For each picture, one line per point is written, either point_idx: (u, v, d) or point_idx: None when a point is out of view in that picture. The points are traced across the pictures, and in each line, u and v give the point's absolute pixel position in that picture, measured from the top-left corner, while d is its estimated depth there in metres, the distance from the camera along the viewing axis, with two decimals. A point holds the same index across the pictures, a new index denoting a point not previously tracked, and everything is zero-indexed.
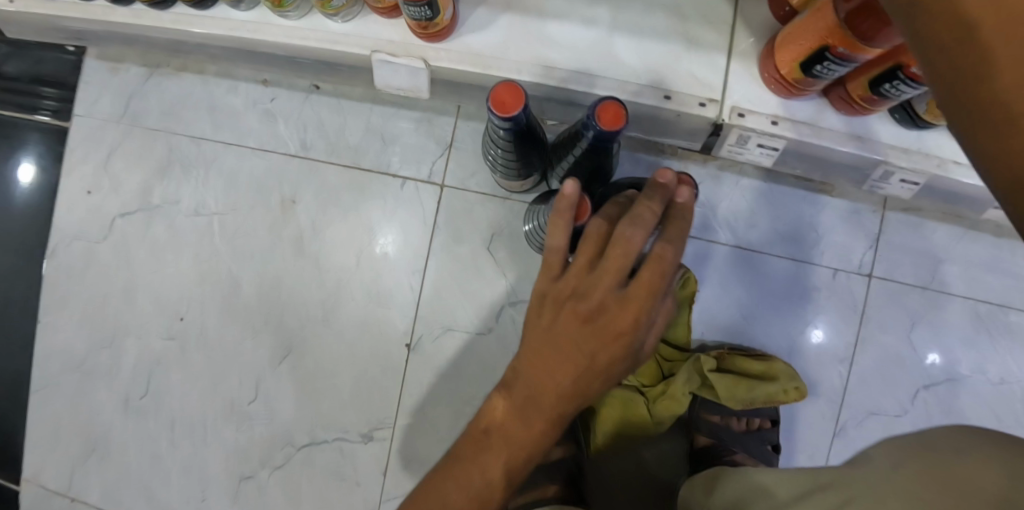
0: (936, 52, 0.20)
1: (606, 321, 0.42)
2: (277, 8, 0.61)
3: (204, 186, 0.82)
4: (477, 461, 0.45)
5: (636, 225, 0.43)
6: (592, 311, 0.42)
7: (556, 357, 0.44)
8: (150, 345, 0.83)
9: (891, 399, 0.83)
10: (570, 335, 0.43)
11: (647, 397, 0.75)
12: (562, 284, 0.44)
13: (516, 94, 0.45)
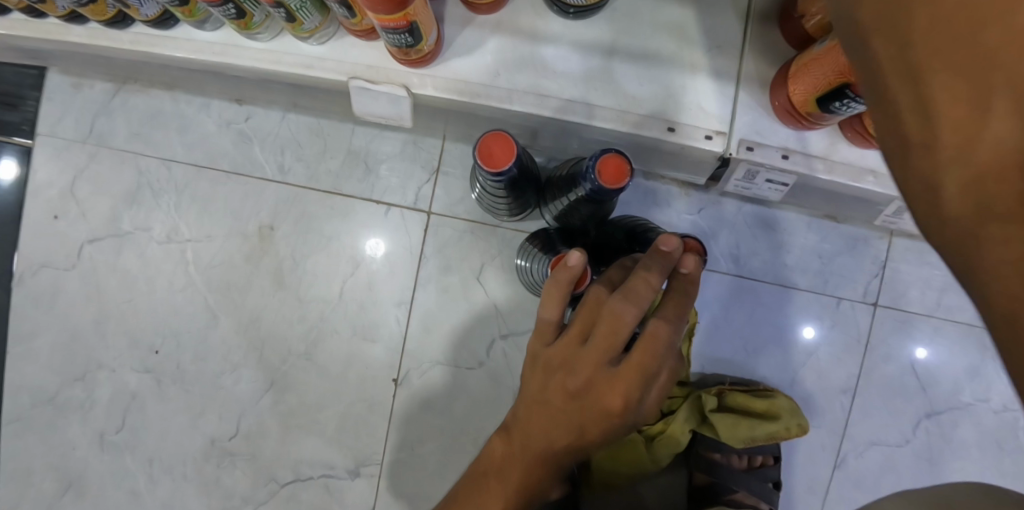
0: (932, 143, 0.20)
1: (594, 398, 0.40)
2: (245, 30, 0.56)
3: (177, 212, 0.77)
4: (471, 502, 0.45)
5: (630, 301, 0.41)
6: (580, 387, 0.41)
7: (546, 422, 0.43)
8: (124, 378, 0.79)
9: (894, 428, 0.81)
10: (556, 405, 0.42)
11: (645, 435, 0.71)
12: (552, 351, 0.43)
13: (508, 146, 0.42)
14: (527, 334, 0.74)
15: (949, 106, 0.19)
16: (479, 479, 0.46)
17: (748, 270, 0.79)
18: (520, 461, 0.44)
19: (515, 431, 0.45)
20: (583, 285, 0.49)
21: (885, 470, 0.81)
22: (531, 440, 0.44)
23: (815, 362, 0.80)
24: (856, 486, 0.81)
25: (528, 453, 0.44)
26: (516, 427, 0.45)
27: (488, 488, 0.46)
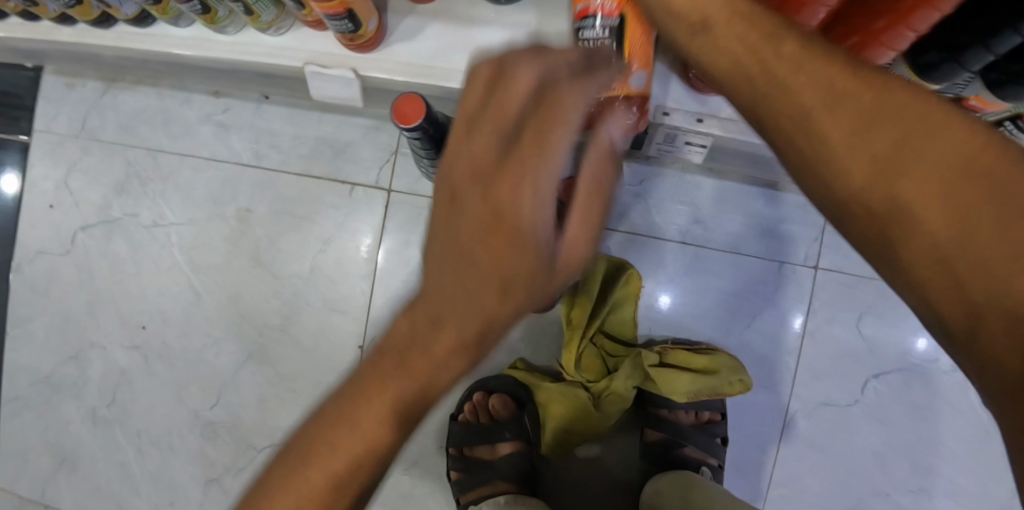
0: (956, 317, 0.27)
1: (524, 226, 0.32)
2: (211, 24, 0.63)
3: (161, 199, 0.84)
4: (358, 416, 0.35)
5: (576, 83, 0.30)
6: (510, 209, 0.31)
7: (462, 274, 0.33)
8: (114, 355, 0.85)
9: (842, 389, 0.85)
10: (474, 246, 0.32)
11: (592, 392, 0.75)
12: (469, 170, 0.32)
13: (418, 106, 0.47)
14: None
15: (955, 295, 0.26)
16: (359, 388, 0.35)
17: (693, 239, 0.83)
18: (429, 339, 0.34)
19: (415, 313, 0.35)
20: None
21: (837, 430, 0.85)
22: (433, 322, 0.34)
23: (761, 325, 0.84)
24: (805, 444, 0.86)
25: (430, 341, 0.34)
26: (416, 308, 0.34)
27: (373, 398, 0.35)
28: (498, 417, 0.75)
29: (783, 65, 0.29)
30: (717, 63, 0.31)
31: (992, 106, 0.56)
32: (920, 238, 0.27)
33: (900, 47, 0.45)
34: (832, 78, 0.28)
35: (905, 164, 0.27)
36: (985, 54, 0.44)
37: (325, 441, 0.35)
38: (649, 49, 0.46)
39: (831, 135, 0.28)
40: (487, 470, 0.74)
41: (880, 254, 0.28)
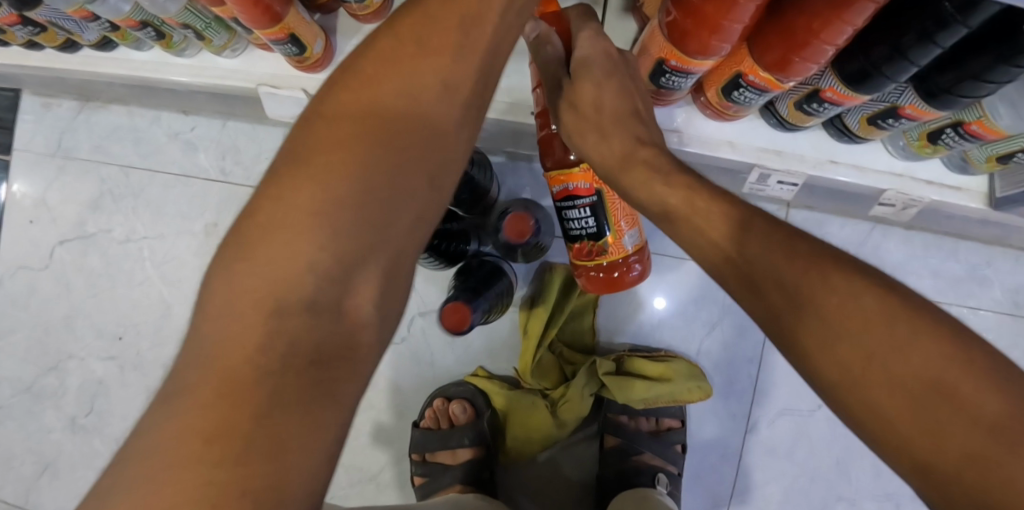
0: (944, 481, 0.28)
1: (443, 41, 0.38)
2: (167, 48, 0.65)
3: (133, 215, 0.87)
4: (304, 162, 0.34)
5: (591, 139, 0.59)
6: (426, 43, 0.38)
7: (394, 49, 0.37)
8: (91, 366, 0.88)
9: (806, 396, 0.80)
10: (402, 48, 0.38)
11: (549, 400, 0.76)
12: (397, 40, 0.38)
13: None
14: None
15: (943, 452, 0.29)
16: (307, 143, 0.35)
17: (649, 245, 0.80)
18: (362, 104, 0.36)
19: (351, 74, 0.38)
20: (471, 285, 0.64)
21: (798, 439, 0.81)
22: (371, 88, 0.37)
23: (721, 333, 0.80)
24: (762, 456, 0.81)
25: (401, 105, 0.37)
26: (354, 67, 0.38)
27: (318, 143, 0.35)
28: (456, 423, 0.77)
29: (749, 267, 0.38)
30: (682, 242, 0.44)
31: (929, 114, 0.51)
32: (900, 398, 0.30)
33: (821, 61, 0.44)
34: (817, 282, 0.35)
35: (883, 374, 0.31)
36: (906, 66, 0.44)
37: (296, 177, 0.34)
38: (633, 211, 0.57)
39: (808, 332, 0.34)
40: (445, 475, 0.76)
41: (866, 421, 0.32)
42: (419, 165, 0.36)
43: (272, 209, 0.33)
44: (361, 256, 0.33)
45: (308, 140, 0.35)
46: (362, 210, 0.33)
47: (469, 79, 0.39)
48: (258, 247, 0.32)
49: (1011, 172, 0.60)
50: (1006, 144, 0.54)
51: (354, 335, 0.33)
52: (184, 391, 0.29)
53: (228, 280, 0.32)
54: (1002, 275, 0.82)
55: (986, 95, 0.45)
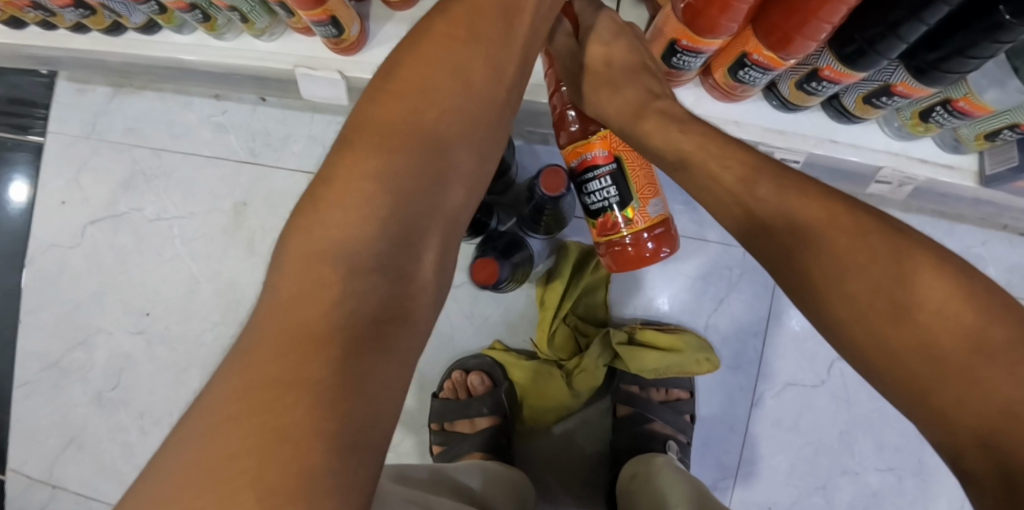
0: (954, 406, 0.33)
1: (472, 74, 0.46)
2: (210, 31, 0.70)
3: (164, 195, 0.91)
4: (348, 172, 0.41)
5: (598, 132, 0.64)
6: (457, 72, 0.46)
7: (423, 78, 0.45)
8: (119, 341, 0.91)
9: (809, 370, 0.85)
10: (427, 74, 0.45)
11: (564, 370, 0.81)
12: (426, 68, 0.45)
13: None
14: (462, 288, 0.85)
15: (949, 382, 0.33)
16: (353, 156, 0.42)
17: None
18: (398, 126, 0.43)
19: (387, 95, 0.44)
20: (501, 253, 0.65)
21: (802, 409, 0.85)
22: (407, 109, 0.44)
23: (728, 310, 0.85)
24: (773, 428, 0.84)
25: (429, 130, 0.44)
26: (405, 63, 0.46)
27: (357, 157, 0.42)
28: (475, 393, 0.80)
29: (772, 214, 0.41)
30: (703, 197, 0.47)
31: (920, 91, 0.57)
32: (917, 339, 0.35)
33: (821, 39, 0.49)
34: (844, 232, 0.38)
35: (899, 319, 0.35)
36: (898, 43, 0.48)
37: (358, 154, 0.42)
38: (651, 181, 0.61)
39: (829, 281, 0.38)
40: (464, 444, 0.79)
41: (877, 361, 0.36)
42: (460, 152, 0.45)
43: (337, 184, 0.41)
44: (416, 225, 0.42)
45: (363, 127, 0.43)
46: (417, 185, 0.42)
47: (501, 78, 0.48)
48: (328, 214, 0.40)
49: (997, 149, 0.65)
50: (993, 121, 0.59)
51: (410, 290, 0.40)
52: (263, 334, 0.36)
53: (303, 240, 0.39)
54: (991, 254, 0.87)
55: (971, 70, 0.50)
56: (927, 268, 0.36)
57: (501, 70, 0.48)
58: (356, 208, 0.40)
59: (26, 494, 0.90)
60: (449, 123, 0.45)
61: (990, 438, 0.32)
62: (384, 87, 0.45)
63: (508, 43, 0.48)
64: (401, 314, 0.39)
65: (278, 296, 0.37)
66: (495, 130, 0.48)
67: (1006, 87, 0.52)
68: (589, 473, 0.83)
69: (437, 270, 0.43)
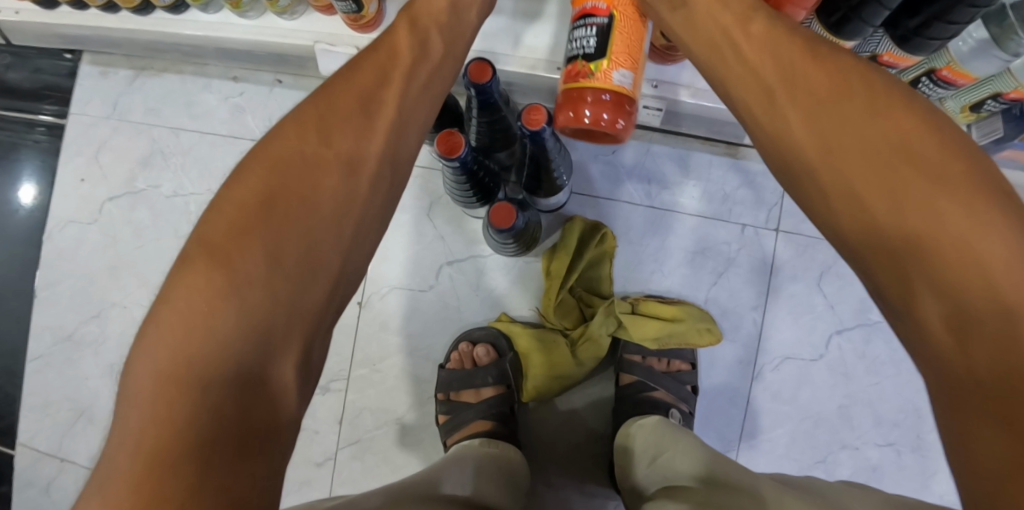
0: (968, 324, 0.33)
1: (323, 173, 0.46)
2: (235, 9, 0.73)
3: (181, 172, 0.94)
4: (189, 284, 0.41)
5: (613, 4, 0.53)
6: (307, 172, 0.45)
7: (272, 178, 0.45)
8: (133, 313, 0.93)
9: (807, 345, 0.87)
10: (272, 173, 0.45)
11: (569, 339, 0.83)
12: (279, 164, 0.45)
13: (485, 70, 0.58)
14: (469, 261, 0.88)
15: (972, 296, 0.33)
16: (198, 265, 0.42)
17: (660, 202, 0.88)
18: (240, 235, 0.42)
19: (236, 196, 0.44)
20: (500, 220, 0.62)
21: (801, 382, 0.87)
22: (257, 211, 0.43)
23: (727, 284, 0.87)
24: (773, 401, 0.87)
25: (271, 232, 0.43)
26: (253, 170, 0.45)
27: (198, 270, 0.41)
28: (481, 364, 0.82)
29: (827, 115, 0.41)
30: (749, 94, 0.46)
31: (904, 59, 0.62)
32: (948, 247, 0.35)
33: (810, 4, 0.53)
34: (900, 144, 0.38)
35: (890, 178, 0.37)
36: (880, 9, 0.54)
37: (197, 275, 0.41)
38: (637, 53, 0.50)
39: (862, 191, 0.38)
40: (469, 412, 0.81)
41: (890, 272, 0.37)
42: (315, 255, 0.44)
43: (175, 307, 0.40)
44: (271, 334, 0.41)
45: (204, 242, 0.42)
46: (264, 298, 0.41)
47: (359, 170, 0.47)
48: (166, 337, 0.39)
49: (984, 123, 0.70)
50: (977, 92, 0.65)
51: (269, 401, 0.40)
52: (120, 457, 0.36)
53: (144, 364, 0.39)
54: None
55: (951, 36, 0.56)
56: (981, 197, 0.35)
57: (362, 166, 0.47)
58: (192, 327, 0.39)
59: (35, 466, 0.92)
60: (293, 224, 0.44)
61: (948, 290, 0.34)
62: (230, 190, 0.45)
63: (370, 138, 0.48)
64: (258, 428, 0.39)
65: (130, 422, 0.37)
66: (360, 221, 0.47)
67: (988, 55, 0.57)
68: (594, 446, 0.85)
69: (302, 370, 0.43)
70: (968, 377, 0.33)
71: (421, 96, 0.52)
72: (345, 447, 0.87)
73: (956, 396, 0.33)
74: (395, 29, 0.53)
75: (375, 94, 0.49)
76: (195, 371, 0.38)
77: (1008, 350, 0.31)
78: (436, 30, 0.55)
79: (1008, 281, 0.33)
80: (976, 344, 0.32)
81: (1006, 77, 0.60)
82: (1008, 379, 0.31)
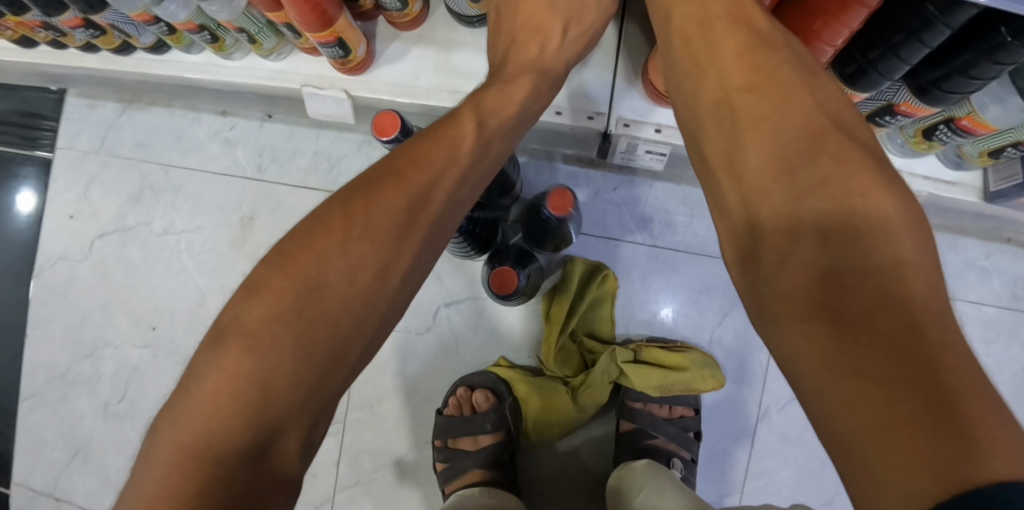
0: (885, 363, 0.30)
1: (367, 246, 0.43)
2: (218, 51, 0.70)
3: (172, 209, 0.91)
4: (223, 361, 0.39)
5: None
6: (353, 251, 0.42)
7: (312, 253, 0.42)
8: (125, 353, 0.91)
9: None
10: (318, 244, 0.42)
11: (570, 386, 0.81)
12: (321, 236, 0.43)
13: None
14: (467, 303, 0.86)
15: (903, 337, 0.30)
16: (227, 339, 0.40)
17: (662, 241, 0.85)
18: (276, 306, 0.40)
19: (277, 261, 0.42)
20: (496, 284, 0.59)
21: (808, 424, 0.84)
22: (303, 285, 0.41)
23: (732, 325, 0.85)
24: (779, 443, 0.84)
25: (311, 311, 0.40)
26: (294, 255, 0.42)
27: (229, 348, 0.39)
28: (479, 410, 0.80)
29: (796, 155, 0.39)
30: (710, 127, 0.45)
31: (922, 110, 0.59)
32: (885, 292, 0.32)
33: (837, 44, 0.49)
34: (854, 190, 0.36)
35: (813, 178, 0.38)
36: (899, 63, 0.51)
37: (229, 358, 0.39)
38: None
39: (791, 226, 0.38)
40: (467, 459, 0.79)
41: (808, 309, 0.35)
42: (345, 339, 0.41)
43: (205, 387, 0.38)
44: (288, 413, 0.39)
45: (240, 325, 0.40)
46: (288, 385, 0.39)
47: (393, 267, 0.44)
48: (190, 410, 0.38)
49: (1001, 166, 0.67)
50: (996, 139, 0.61)
51: (270, 470, 0.38)
52: None
53: (171, 436, 0.37)
54: (1001, 271, 0.88)
55: (972, 91, 0.52)
56: (920, 253, 0.34)
57: (403, 255, 0.44)
58: (218, 405, 0.37)
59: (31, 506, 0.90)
60: (314, 288, 0.41)
61: (841, 258, 0.35)
62: (273, 254, 0.43)
63: (417, 220, 0.45)
64: (253, 500, 0.36)
65: (142, 497, 0.36)
66: (391, 308, 0.45)
67: (1007, 104, 0.54)
68: (596, 490, 0.83)
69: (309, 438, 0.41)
70: (834, 317, 0.33)
71: (473, 188, 0.50)
72: (342, 491, 0.85)
73: (828, 341, 0.33)
74: (460, 122, 0.49)
75: (439, 174, 0.46)
76: (214, 447, 0.37)
77: (876, 294, 0.32)
78: (500, 135, 0.52)
79: (906, 250, 0.33)
80: (849, 289, 0.33)
81: None
82: (911, 343, 0.30)
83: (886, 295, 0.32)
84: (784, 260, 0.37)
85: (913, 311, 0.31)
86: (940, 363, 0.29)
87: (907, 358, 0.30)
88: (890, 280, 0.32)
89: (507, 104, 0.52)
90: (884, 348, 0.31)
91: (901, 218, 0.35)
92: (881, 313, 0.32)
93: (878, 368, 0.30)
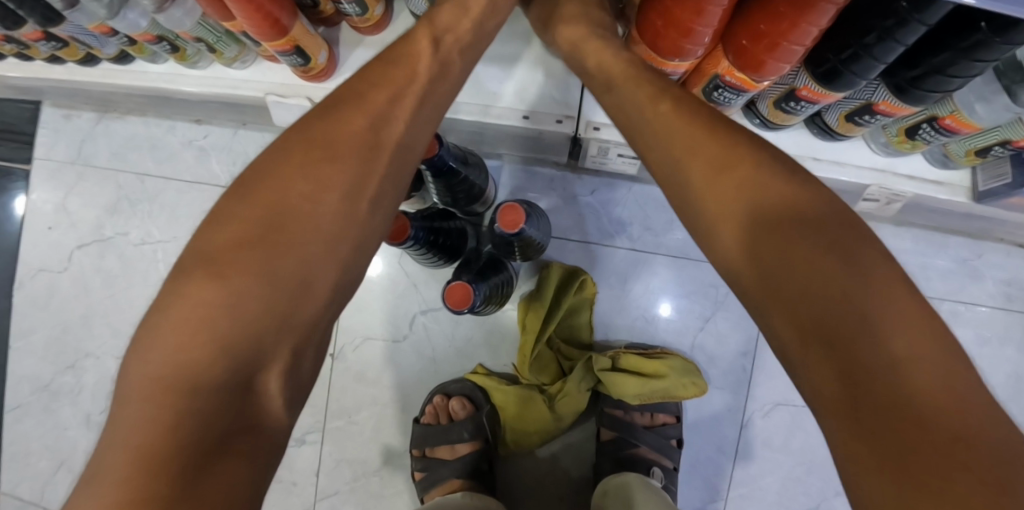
0: (912, 458, 0.32)
1: (335, 173, 0.43)
2: (181, 60, 0.69)
3: (149, 219, 0.91)
4: (190, 291, 0.38)
5: None
6: (319, 180, 0.42)
7: (270, 186, 0.41)
8: (107, 364, 0.91)
9: None
10: (278, 174, 0.42)
11: (547, 394, 0.80)
12: (281, 164, 0.42)
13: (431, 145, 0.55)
14: (443, 310, 0.85)
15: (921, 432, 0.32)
16: (197, 268, 0.39)
17: (641, 244, 0.83)
18: (245, 247, 0.39)
19: (239, 194, 0.41)
20: (456, 301, 0.58)
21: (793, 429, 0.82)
22: (264, 212, 0.40)
23: (714, 329, 0.83)
24: (764, 448, 0.82)
25: (281, 241, 0.40)
26: (255, 185, 0.41)
27: (194, 280, 0.38)
28: (456, 418, 0.80)
29: (780, 225, 0.40)
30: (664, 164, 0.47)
31: (902, 109, 0.56)
32: (892, 384, 0.34)
33: (806, 44, 0.46)
34: (839, 265, 0.37)
35: (797, 254, 0.39)
36: (873, 63, 0.48)
37: (192, 285, 0.38)
38: None
39: (792, 309, 0.38)
40: (444, 468, 0.78)
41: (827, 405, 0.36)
42: (313, 266, 0.41)
43: (174, 314, 0.38)
44: (265, 338, 0.39)
45: (207, 252, 0.39)
46: (258, 308, 0.39)
47: (365, 188, 0.44)
48: (160, 343, 0.37)
49: (990, 165, 0.64)
50: (983, 138, 0.58)
51: (255, 409, 0.38)
52: (102, 472, 0.34)
53: (139, 371, 0.36)
54: (995, 271, 0.86)
55: (953, 89, 0.50)
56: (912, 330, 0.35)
57: (370, 179, 0.44)
58: (190, 337, 0.37)
59: None
60: (281, 226, 0.41)
61: (841, 345, 0.36)
62: (233, 192, 0.42)
63: (380, 147, 0.45)
64: (237, 431, 0.37)
65: (120, 430, 0.35)
66: (364, 237, 0.45)
67: (992, 102, 0.51)
68: (576, 497, 0.82)
69: (291, 391, 0.41)
70: (860, 415, 0.34)
71: (431, 117, 0.49)
72: (323, 499, 0.85)
73: (857, 439, 0.34)
74: (415, 41, 0.47)
75: (401, 92, 0.46)
76: (188, 374, 0.36)
77: (888, 384, 0.34)
78: (458, 50, 0.50)
79: (898, 330, 0.35)
80: (884, 406, 0.34)
81: (1014, 126, 0.53)
82: (928, 434, 0.32)
83: (895, 387, 0.34)
84: (813, 393, 0.37)
85: (939, 411, 0.33)
86: (964, 452, 0.31)
87: (934, 450, 0.32)
88: (889, 370, 0.34)
89: (463, 16, 0.49)
90: (928, 458, 0.32)
91: (893, 300, 0.36)
92: (900, 411, 0.33)
93: (913, 460, 0.32)
